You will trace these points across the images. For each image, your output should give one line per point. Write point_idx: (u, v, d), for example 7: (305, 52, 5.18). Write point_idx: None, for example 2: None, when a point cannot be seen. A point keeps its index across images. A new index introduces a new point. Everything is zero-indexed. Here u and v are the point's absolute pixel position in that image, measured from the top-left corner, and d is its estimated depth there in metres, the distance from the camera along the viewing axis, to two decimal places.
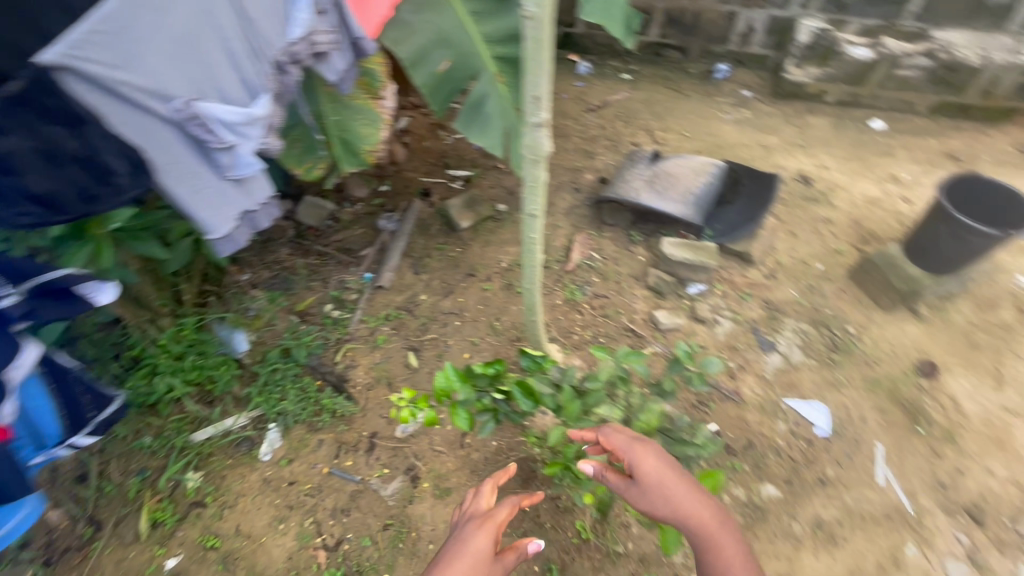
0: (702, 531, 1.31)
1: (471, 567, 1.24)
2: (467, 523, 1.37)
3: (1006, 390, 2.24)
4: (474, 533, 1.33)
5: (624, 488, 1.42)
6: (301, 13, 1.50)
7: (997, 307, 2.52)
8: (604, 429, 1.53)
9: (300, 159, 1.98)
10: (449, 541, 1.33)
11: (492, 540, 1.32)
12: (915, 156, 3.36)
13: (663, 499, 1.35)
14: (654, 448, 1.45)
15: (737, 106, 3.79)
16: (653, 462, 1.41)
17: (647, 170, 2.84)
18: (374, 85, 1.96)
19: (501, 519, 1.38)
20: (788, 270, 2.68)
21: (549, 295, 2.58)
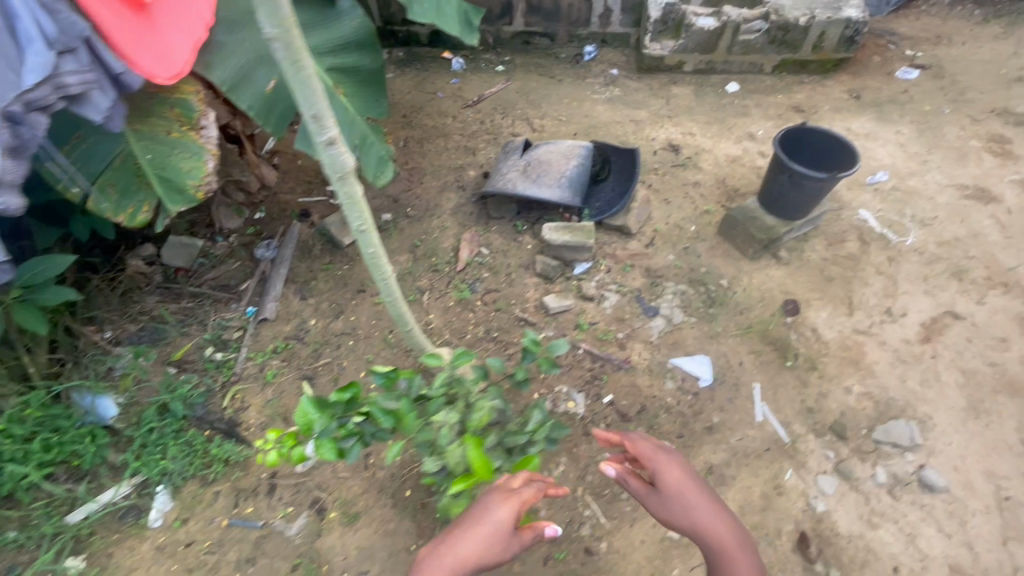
0: (716, 544, 1.32)
1: (483, 538, 1.31)
2: (492, 493, 1.40)
3: (857, 313, 2.50)
4: (496, 505, 1.36)
5: (643, 494, 1.45)
6: (39, 58, 1.39)
7: (844, 241, 2.79)
8: (631, 435, 1.57)
9: (119, 205, 1.88)
10: (474, 506, 1.39)
11: (513, 513, 1.34)
12: (767, 113, 3.64)
13: (681, 508, 1.38)
14: (679, 462, 1.48)
15: (607, 85, 3.93)
16: (676, 475, 1.43)
17: (520, 161, 2.86)
18: (189, 116, 1.86)
19: (523, 496, 1.38)
20: (665, 237, 2.84)
21: (442, 298, 2.57)
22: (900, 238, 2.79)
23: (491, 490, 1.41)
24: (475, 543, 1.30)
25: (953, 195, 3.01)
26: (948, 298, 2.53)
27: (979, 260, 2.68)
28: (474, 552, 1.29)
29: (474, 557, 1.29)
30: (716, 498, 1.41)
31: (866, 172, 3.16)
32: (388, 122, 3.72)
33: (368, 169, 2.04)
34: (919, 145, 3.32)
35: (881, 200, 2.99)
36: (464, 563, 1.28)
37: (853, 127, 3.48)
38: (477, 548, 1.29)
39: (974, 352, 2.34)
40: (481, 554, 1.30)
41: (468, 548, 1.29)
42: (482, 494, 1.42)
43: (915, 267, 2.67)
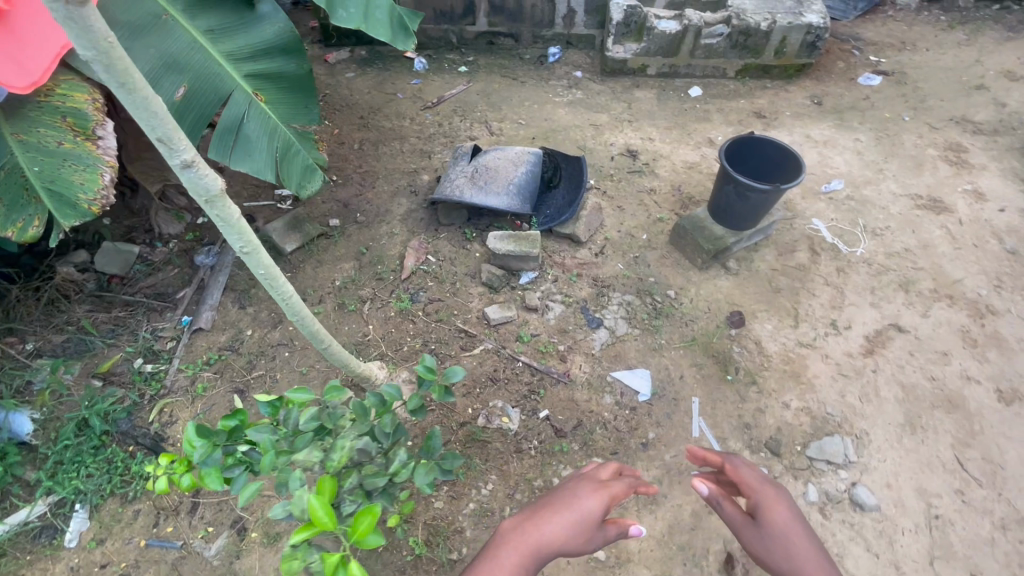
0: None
1: (566, 524, 1.29)
2: (582, 483, 1.38)
3: (802, 325, 2.48)
4: (586, 494, 1.34)
5: (736, 523, 1.27)
6: None
7: (794, 250, 2.78)
8: (733, 457, 1.38)
9: (8, 219, 1.79)
10: (565, 491, 1.37)
11: (601, 507, 1.32)
12: (728, 118, 3.60)
13: (783, 552, 1.19)
14: (788, 501, 1.27)
15: (569, 88, 3.88)
16: (781, 515, 1.23)
17: (468, 167, 2.79)
18: (84, 125, 1.86)
19: (613, 492, 1.34)
20: (616, 245, 2.80)
21: (383, 308, 2.51)
22: (851, 248, 2.78)
23: (583, 481, 1.39)
24: (558, 527, 1.28)
25: (906, 204, 3.00)
26: (893, 310, 2.52)
27: (927, 271, 2.67)
28: (554, 538, 1.27)
29: (555, 541, 1.27)
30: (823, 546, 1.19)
31: (822, 180, 3.15)
32: (345, 123, 3.64)
33: (292, 180, 1.95)
34: (876, 153, 3.31)
35: (834, 209, 2.98)
36: (544, 544, 1.27)
37: (812, 134, 3.46)
38: (561, 532, 1.27)
39: (915, 366, 2.33)
40: (565, 538, 1.28)
41: (550, 531, 1.26)
42: (572, 482, 1.40)
43: (864, 278, 2.65)
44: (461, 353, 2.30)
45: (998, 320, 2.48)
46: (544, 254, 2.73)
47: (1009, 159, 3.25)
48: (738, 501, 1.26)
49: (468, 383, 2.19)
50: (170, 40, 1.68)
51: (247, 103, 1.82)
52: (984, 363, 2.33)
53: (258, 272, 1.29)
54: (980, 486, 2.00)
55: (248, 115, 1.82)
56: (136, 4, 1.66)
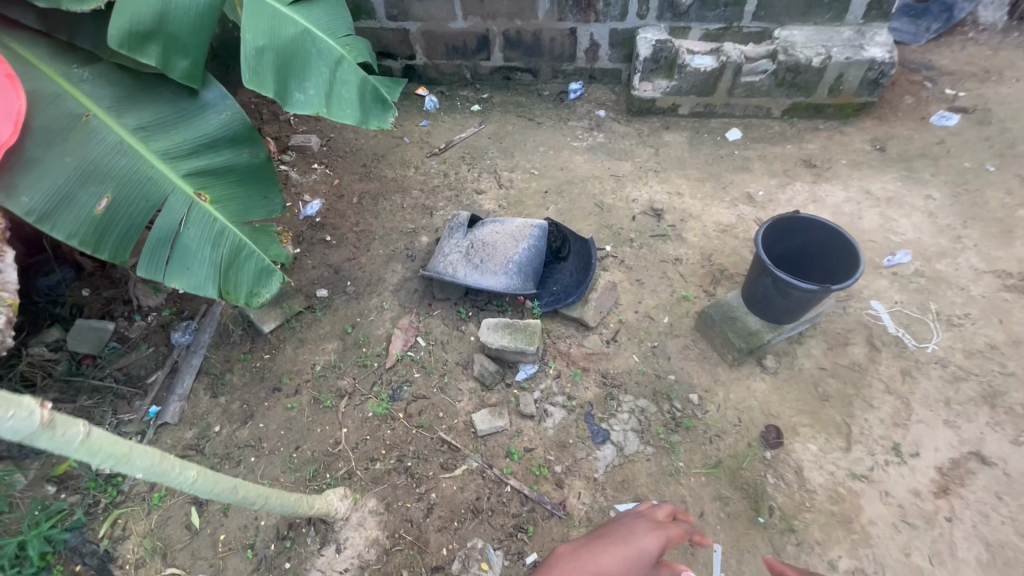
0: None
1: (621, 558, 1.32)
2: (639, 520, 1.43)
3: (855, 449, 2.04)
4: (643, 534, 1.37)
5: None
6: None
7: (848, 344, 2.33)
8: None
9: None
10: (622, 528, 1.41)
11: (657, 545, 1.35)
12: (771, 167, 3.14)
13: None
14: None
15: (590, 130, 3.52)
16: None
17: (463, 242, 2.48)
18: None
19: (668, 532, 1.38)
20: (630, 331, 2.44)
21: (362, 406, 2.24)
22: (920, 344, 2.30)
23: (640, 519, 1.43)
24: (612, 559, 1.32)
25: (991, 284, 2.48)
26: (974, 433, 2.04)
27: (1019, 379, 2.17)
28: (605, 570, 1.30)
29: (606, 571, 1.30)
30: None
31: (884, 249, 2.66)
32: (345, 172, 3.39)
33: (241, 288, 1.68)
34: (952, 215, 2.78)
35: (899, 288, 2.50)
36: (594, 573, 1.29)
37: (873, 188, 2.95)
38: (614, 562, 1.30)
39: (1003, 515, 1.86)
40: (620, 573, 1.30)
41: (603, 559, 1.31)
42: (628, 519, 1.45)
43: (935, 385, 2.18)
44: (441, 473, 2.00)
45: None
46: (548, 342, 2.39)
47: None
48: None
49: (446, 515, 1.90)
50: (91, 142, 1.51)
51: (185, 207, 1.60)
52: None
53: (137, 473, 1.02)
54: None
55: (187, 220, 1.60)
56: (53, 106, 1.50)
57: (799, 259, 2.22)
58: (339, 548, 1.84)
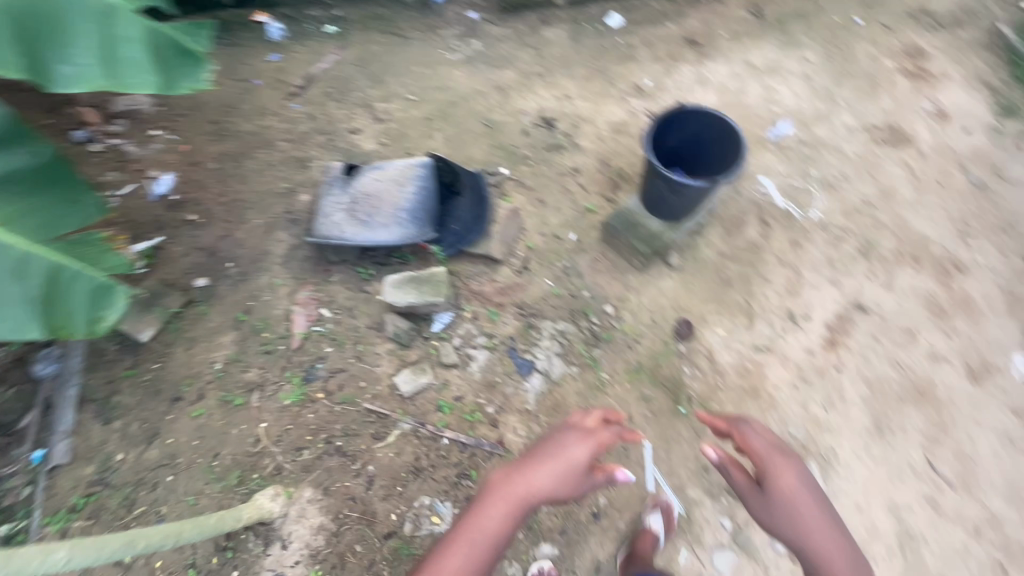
0: (817, 558, 1.34)
1: (556, 472, 1.35)
2: (570, 431, 1.45)
3: (757, 324, 2.19)
4: (577, 443, 1.40)
5: (746, 489, 1.48)
6: None
7: (743, 225, 2.41)
8: (743, 427, 1.54)
9: None
10: (554, 440, 1.42)
11: (588, 455, 1.38)
12: (656, 52, 3.01)
13: (788, 517, 1.38)
14: (797, 470, 1.43)
15: (464, 39, 3.17)
16: (791, 483, 1.41)
17: (344, 198, 2.22)
18: None
19: (598, 440, 1.41)
20: (540, 255, 2.39)
21: (276, 396, 2.10)
22: (805, 212, 2.43)
23: (570, 428, 1.45)
24: (548, 476, 1.34)
25: (863, 140, 2.60)
26: (854, 286, 2.24)
27: (889, 228, 2.36)
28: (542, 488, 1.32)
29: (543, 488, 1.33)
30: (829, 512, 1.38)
31: (767, 122, 2.70)
32: (195, 134, 2.81)
33: (78, 315, 1.45)
34: (827, 75, 2.83)
35: (784, 160, 2.58)
36: (532, 493, 1.32)
37: (754, 60, 2.92)
38: (550, 480, 1.33)
39: (881, 353, 2.10)
40: (555, 486, 1.34)
41: (540, 478, 1.32)
42: (559, 431, 1.46)
43: (820, 249, 2.33)
44: (374, 443, 1.96)
45: (967, 280, 2.23)
46: (459, 284, 2.29)
47: (972, 61, 2.83)
48: (746, 469, 1.45)
49: (388, 482, 1.89)
50: None
51: None
52: (952, 337, 2.11)
53: None
54: (951, 489, 1.87)
55: None
56: None
57: (693, 148, 2.18)
58: (284, 544, 1.81)
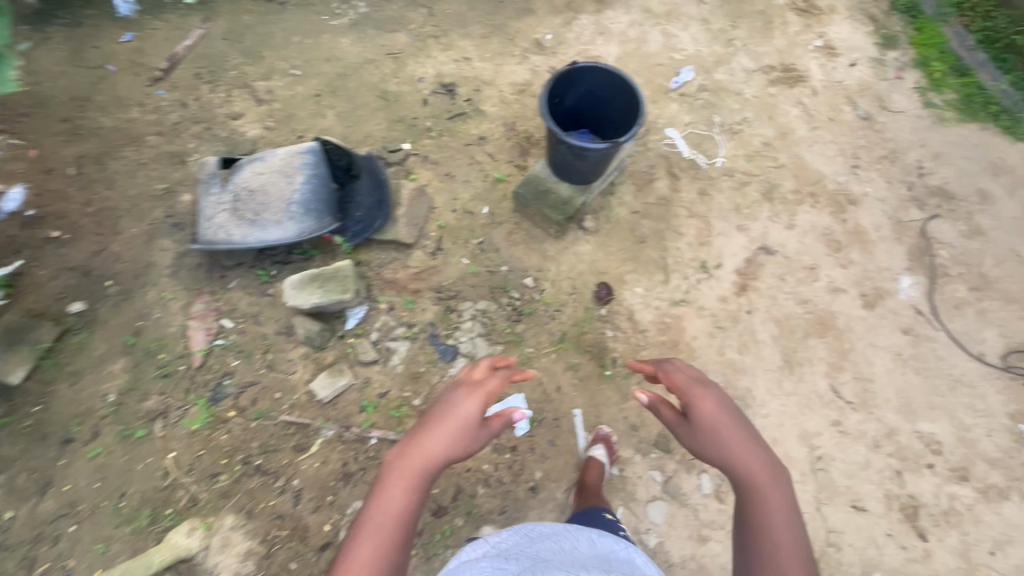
0: (749, 482, 1.19)
1: (448, 436, 1.20)
2: (455, 388, 1.28)
3: (673, 279, 2.22)
4: (463, 399, 1.24)
5: (674, 424, 1.35)
6: None
7: (653, 181, 2.40)
8: (668, 364, 1.42)
9: None
10: (440, 403, 1.26)
11: (478, 409, 1.23)
12: (553, 4, 2.87)
13: (716, 442, 1.25)
14: (719, 394, 1.30)
15: (347, 2, 2.89)
16: (713, 409, 1.27)
17: (225, 196, 1.99)
18: None
19: (486, 391, 1.25)
20: (454, 234, 2.29)
21: (183, 422, 1.94)
22: (710, 160, 2.45)
23: (455, 385, 1.29)
24: (439, 442, 1.18)
25: (760, 82, 2.63)
26: (760, 230, 2.30)
27: (788, 168, 2.42)
28: (439, 457, 1.16)
29: (440, 456, 1.17)
30: (756, 432, 1.25)
31: (670, 72, 2.67)
32: (41, 134, 2.41)
33: None
34: (723, 18, 2.81)
35: (688, 110, 2.57)
36: (429, 464, 1.16)
37: (652, 5, 2.85)
38: (443, 445, 1.17)
39: (786, 292, 2.19)
40: (451, 450, 1.19)
41: (432, 446, 1.16)
42: (444, 391, 1.29)
43: (727, 197, 2.37)
44: (297, 456, 1.86)
45: (859, 211, 2.34)
46: (370, 275, 2.17)
47: None
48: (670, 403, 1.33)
49: (318, 494, 1.82)
50: None
51: None
52: (848, 268, 2.23)
53: None
54: (853, 411, 2.01)
55: None
56: None
57: (593, 104, 2.11)
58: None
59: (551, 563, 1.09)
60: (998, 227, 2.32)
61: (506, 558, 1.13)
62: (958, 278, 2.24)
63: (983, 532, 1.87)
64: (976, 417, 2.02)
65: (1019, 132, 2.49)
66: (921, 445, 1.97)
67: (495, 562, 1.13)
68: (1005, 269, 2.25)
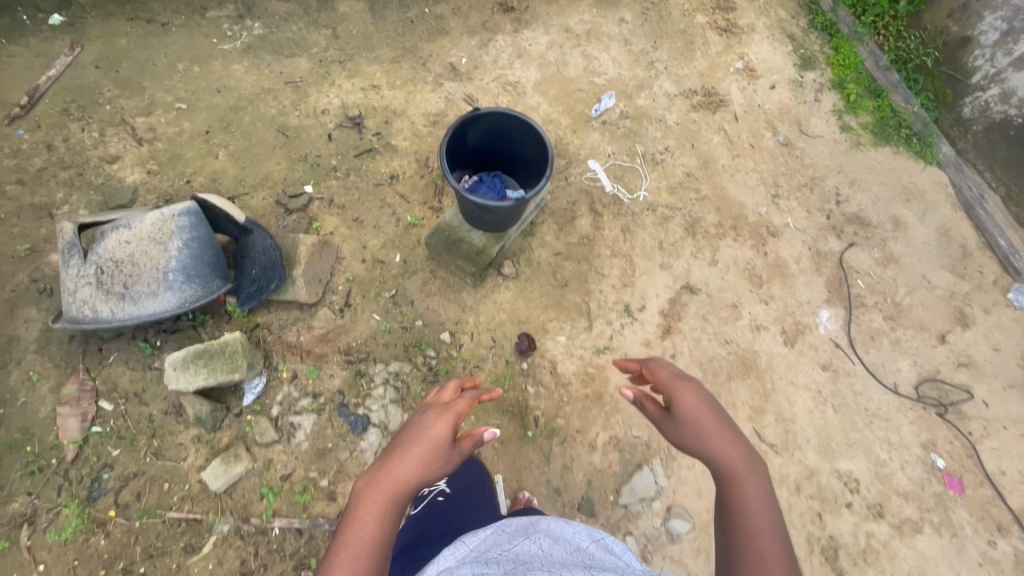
0: (726, 473, 1.09)
1: (421, 458, 1.08)
2: (426, 410, 1.18)
3: (597, 325, 2.14)
4: (433, 419, 1.13)
5: (657, 420, 1.25)
6: None
7: (575, 218, 2.30)
8: (651, 362, 1.34)
9: None
10: (408, 425, 1.15)
11: (452, 428, 1.12)
12: (468, 22, 2.68)
13: (694, 437, 1.16)
14: (698, 386, 1.23)
15: (240, 21, 2.61)
16: (692, 400, 1.20)
17: (87, 268, 1.74)
18: None
19: (458, 409, 1.16)
20: (363, 287, 2.12)
21: (56, 528, 1.74)
22: (632, 195, 2.36)
23: (424, 407, 1.18)
24: (412, 466, 1.06)
25: (682, 108, 2.56)
26: (683, 267, 2.25)
27: (710, 200, 2.37)
28: (412, 480, 1.04)
29: (415, 480, 1.05)
30: (736, 424, 1.16)
31: (591, 98, 2.56)
32: None
33: None
34: (644, 38, 2.71)
35: (609, 139, 2.47)
36: (403, 490, 1.04)
37: (572, 25, 2.71)
38: (414, 469, 1.05)
39: (709, 333, 2.15)
40: (423, 474, 1.07)
41: (404, 468, 1.04)
42: (414, 414, 1.18)
43: (649, 233, 2.30)
44: (187, 558, 1.73)
45: (780, 243, 2.33)
46: (270, 340, 1.99)
47: (776, 8, 2.83)
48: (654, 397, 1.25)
49: None
50: None
51: None
52: (770, 303, 2.22)
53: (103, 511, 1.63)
54: (776, 454, 2.00)
55: None
56: None
57: (500, 138, 2.00)
58: None
59: (537, 561, 0.97)
60: (910, 254, 2.36)
61: (486, 560, 0.98)
62: (874, 307, 2.26)
63: (899, 567, 1.92)
64: (891, 451, 2.05)
65: (928, 156, 2.51)
66: (840, 484, 1.99)
67: (474, 567, 0.95)
68: (917, 297, 2.29)
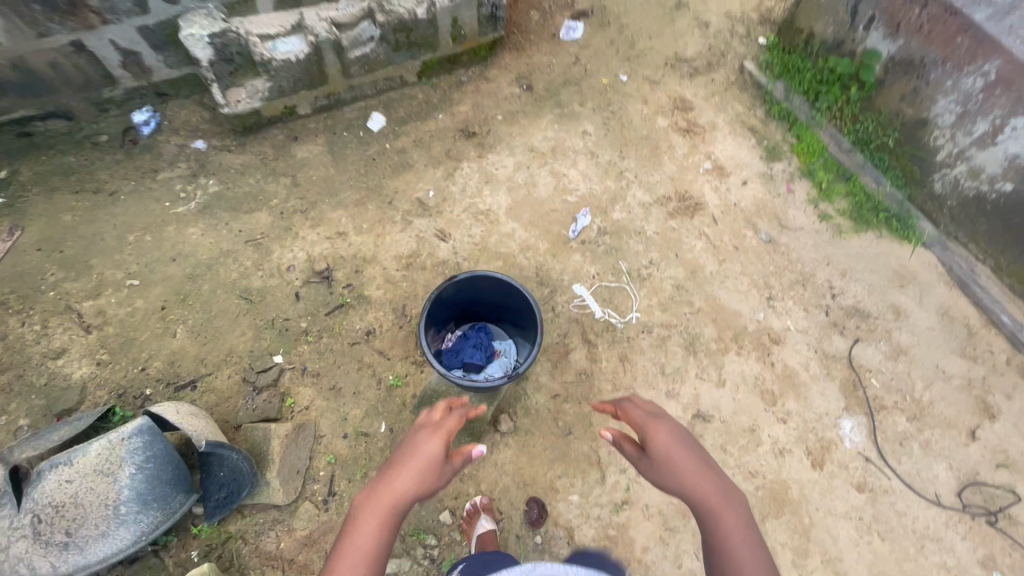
0: (703, 507, 1.08)
1: (414, 474, 1.11)
2: (420, 430, 1.21)
3: (609, 474, 1.95)
4: (426, 438, 1.17)
5: (636, 460, 1.26)
6: None
7: (568, 352, 2.15)
8: (626, 402, 1.36)
9: None
10: (403, 443, 1.18)
11: (445, 444, 1.16)
12: (431, 153, 2.62)
13: (668, 472, 1.16)
14: (674, 427, 1.23)
15: (193, 179, 2.48)
16: (666, 438, 1.20)
17: (22, 517, 1.50)
18: None
19: (450, 426, 1.20)
20: (347, 469, 1.92)
21: None
22: (624, 318, 2.24)
23: (416, 427, 1.22)
24: (406, 482, 1.09)
25: (659, 216, 2.51)
26: (690, 392, 2.10)
27: (705, 313, 2.27)
28: (408, 493, 1.08)
29: (409, 492, 1.08)
30: (710, 459, 1.16)
31: (566, 217, 2.48)
32: None
33: None
34: (610, 148, 2.69)
35: (591, 259, 2.38)
36: (399, 505, 1.06)
37: (536, 143, 2.68)
38: (411, 484, 1.09)
39: (731, 467, 1.99)
40: (419, 491, 1.10)
41: (402, 484, 1.08)
42: (408, 434, 1.22)
43: (649, 358, 2.16)
44: None
45: (785, 350, 2.21)
46: (245, 553, 1.78)
47: (731, 103, 2.86)
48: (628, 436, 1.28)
49: None
50: None
51: None
52: (788, 422, 2.07)
53: None
54: None
55: None
56: None
57: (480, 291, 1.87)
58: None
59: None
60: (917, 342, 2.27)
61: None
62: (895, 408, 2.13)
63: None
64: None
65: (913, 237, 2.50)
66: None
67: None
68: (936, 391, 2.17)
